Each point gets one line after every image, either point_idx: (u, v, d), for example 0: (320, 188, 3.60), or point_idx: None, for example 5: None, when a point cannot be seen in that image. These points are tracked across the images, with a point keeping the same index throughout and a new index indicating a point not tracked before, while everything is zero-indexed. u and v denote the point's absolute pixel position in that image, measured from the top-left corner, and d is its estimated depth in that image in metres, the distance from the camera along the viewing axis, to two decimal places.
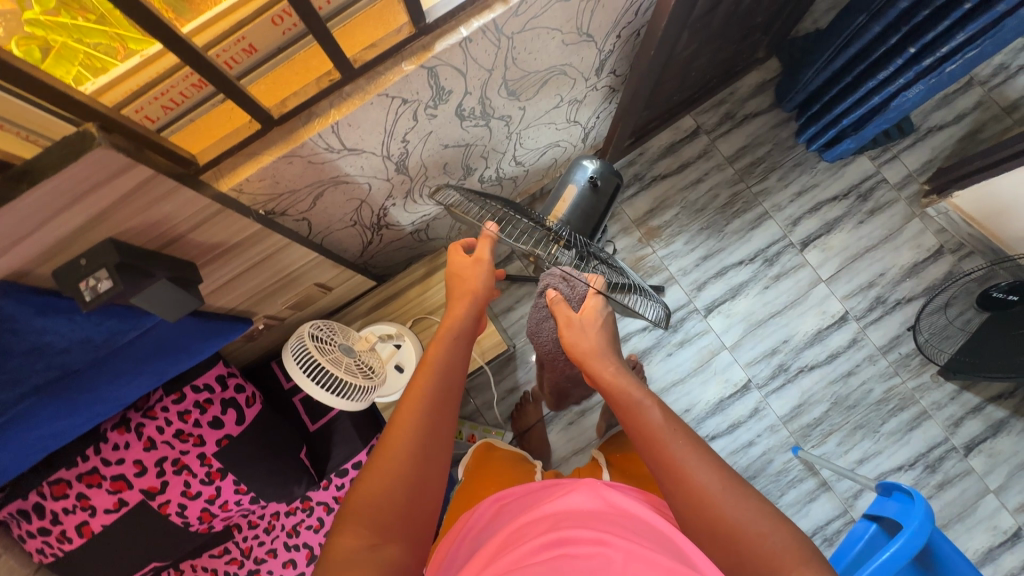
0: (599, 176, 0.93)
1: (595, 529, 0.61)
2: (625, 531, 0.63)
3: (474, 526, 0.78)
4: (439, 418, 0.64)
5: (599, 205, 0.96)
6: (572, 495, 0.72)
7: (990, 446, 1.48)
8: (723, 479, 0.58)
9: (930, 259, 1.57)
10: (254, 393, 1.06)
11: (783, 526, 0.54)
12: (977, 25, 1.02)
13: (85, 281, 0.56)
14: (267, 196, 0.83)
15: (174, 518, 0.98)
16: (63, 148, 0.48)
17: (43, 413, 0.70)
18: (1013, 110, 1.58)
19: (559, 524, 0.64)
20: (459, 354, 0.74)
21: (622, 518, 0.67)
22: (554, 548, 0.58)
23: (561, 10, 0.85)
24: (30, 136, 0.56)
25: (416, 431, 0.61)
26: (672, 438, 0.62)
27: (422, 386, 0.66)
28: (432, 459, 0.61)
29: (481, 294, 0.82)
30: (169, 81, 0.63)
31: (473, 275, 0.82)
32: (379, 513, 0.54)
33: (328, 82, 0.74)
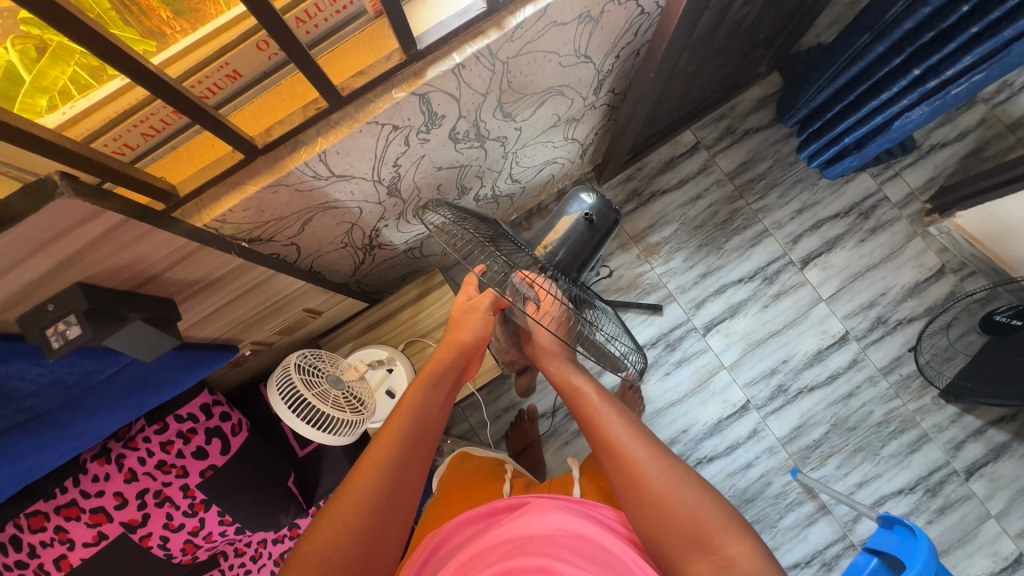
0: (595, 212, 0.89)
1: (547, 556, 0.58)
2: (579, 556, 0.60)
3: (434, 554, 0.70)
4: (411, 459, 0.63)
5: (591, 243, 0.91)
6: (526, 514, 0.67)
7: (992, 470, 1.46)
8: (661, 461, 0.67)
9: (931, 279, 1.55)
10: (241, 421, 1.02)
11: (707, 498, 0.63)
12: (983, 49, 1.00)
13: (53, 327, 0.53)
14: (253, 225, 0.80)
15: (156, 550, 0.95)
16: (25, 195, 0.45)
17: (14, 454, 0.67)
18: (1017, 128, 1.56)
19: (514, 550, 0.60)
20: (439, 404, 0.72)
21: (582, 544, 0.63)
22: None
23: (558, 33, 0.83)
24: (5, 170, 0.56)
25: (386, 466, 0.60)
26: (618, 428, 0.73)
27: (398, 424, 0.65)
28: (391, 512, 0.58)
29: (469, 346, 0.81)
30: (149, 107, 0.61)
31: (469, 324, 0.81)
32: (332, 569, 0.52)
33: (314, 111, 0.70)
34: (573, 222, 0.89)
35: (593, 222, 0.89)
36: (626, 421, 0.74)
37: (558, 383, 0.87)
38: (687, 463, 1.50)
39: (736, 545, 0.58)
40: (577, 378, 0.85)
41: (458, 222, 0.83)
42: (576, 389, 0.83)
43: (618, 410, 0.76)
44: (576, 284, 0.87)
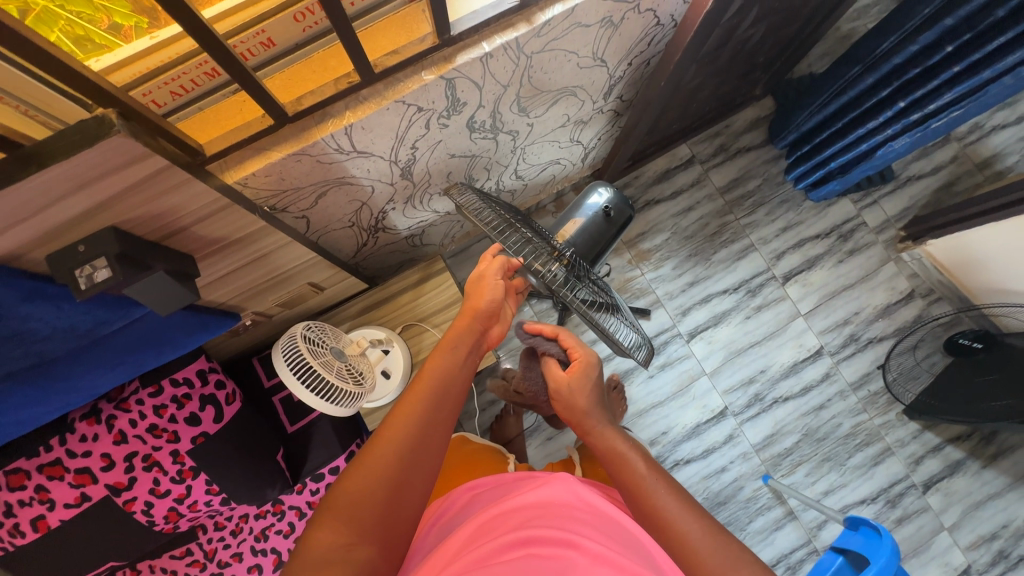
0: (613, 206, 0.94)
1: (564, 531, 0.58)
2: (594, 532, 0.59)
3: (446, 514, 0.73)
4: (432, 423, 0.61)
5: (607, 236, 0.95)
6: (542, 485, 0.65)
7: (947, 485, 1.54)
8: (717, 538, 0.53)
9: (902, 301, 1.64)
10: (235, 390, 1.03)
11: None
12: (964, 86, 1.07)
13: (81, 269, 0.54)
14: (271, 192, 0.81)
15: (139, 516, 0.94)
16: (79, 130, 0.46)
17: (12, 402, 0.67)
18: (985, 167, 1.67)
19: (530, 520, 0.59)
20: (462, 365, 0.70)
21: (596, 518, 0.63)
22: (520, 549, 0.54)
23: (581, 34, 0.87)
24: (18, 105, 0.55)
25: (411, 423, 0.60)
26: (661, 496, 0.57)
27: (423, 387, 0.64)
28: (418, 467, 0.58)
29: (483, 314, 0.76)
30: (182, 67, 0.61)
31: (483, 293, 0.77)
32: (358, 512, 0.53)
33: (346, 84, 0.73)
34: (591, 215, 0.93)
35: (610, 216, 0.94)
36: (672, 491, 0.58)
37: (597, 448, 0.67)
38: (665, 464, 1.54)
39: None
40: (622, 444, 0.65)
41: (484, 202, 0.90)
42: (618, 453, 0.64)
43: (670, 484, 0.59)
44: (588, 272, 0.91)
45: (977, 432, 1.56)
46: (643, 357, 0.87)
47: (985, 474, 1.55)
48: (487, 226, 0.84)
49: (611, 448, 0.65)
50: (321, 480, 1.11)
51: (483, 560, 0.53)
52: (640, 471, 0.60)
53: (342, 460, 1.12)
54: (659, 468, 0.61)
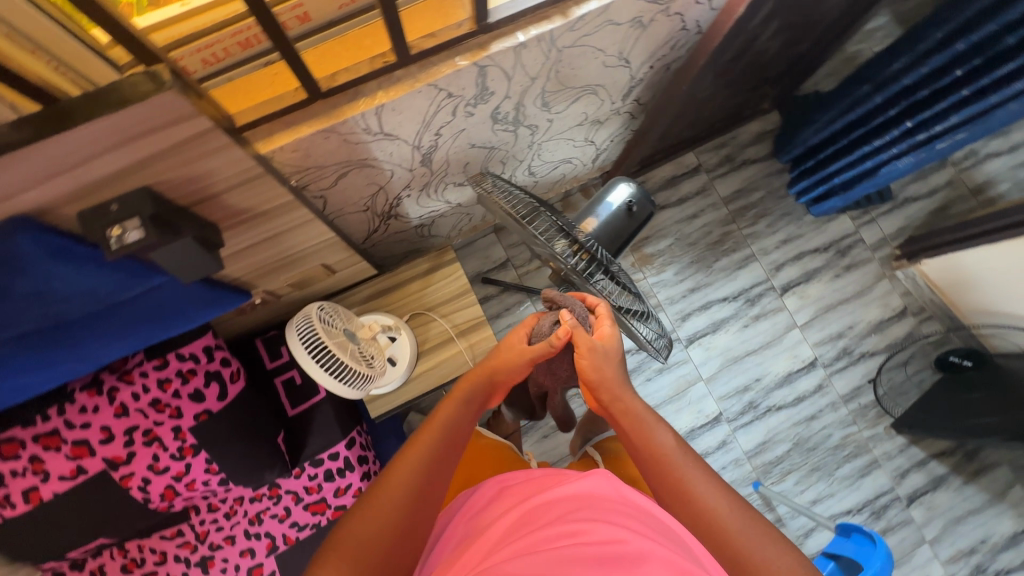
0: (636, 201, 0.95)
1: (615, 524, 0.50)
2: (646, 526, 0.53)
3: (470, 513, 0.68)
4: (438, 473, 0.63)
5: (628, 230, 0.97)
6: (584, 476, 0.59)
7: (930, 499, 1.58)
8: (746, 520, 0.56)
9: (894, 318, 1.68)
10: (239, 369, 1.01)
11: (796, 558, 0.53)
12: (971, 110, 1.10)
13: (112, 229, 0.53)
14: (295, 168, 0.80)
15: (135, 493, 0.92)
16: (138, 82, 0.46)
17: (18, 364, 0.67)
18: (979, 192, 1.72)
19: (572, 512, 0.53)
20: (469, 413, 0.72)
21: (643, 514, 0.56)
22: (565, 540, 0.48)
23: (611, 31, 0.88)
24: (50, 61, 0.54)
25: (415, 472, 0.61)
26: (690, 471, 0.62)
27: (431, 435, 0.66)
28: (422, 514, 0.60)
29: (500, 377, 0.76)
30: (217, 35, 0.60)
31: (507, 359, 0.75)
32: (361, 554, 0.54)
33: (382, 64, 0.73)
34: (615, 210, 0.94)
35: (632, 211, 0.95)
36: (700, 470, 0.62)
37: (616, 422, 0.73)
38: None
39: None
40: (645, 418, 0.70)
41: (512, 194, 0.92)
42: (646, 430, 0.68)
43: (699, 465, 0.63)
44: (611, 263, 0.88)
45: (960, 448, 1.61)
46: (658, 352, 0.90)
47: (966, 490, 1.59)
48: (513, 213, 0.85)
49: (631, 426, 0.70)
50: (320, 465, 1.10)
51: (526, 552, 0.47)
52: (665, 449, 0.64)
53: (342, 446, 1.11)
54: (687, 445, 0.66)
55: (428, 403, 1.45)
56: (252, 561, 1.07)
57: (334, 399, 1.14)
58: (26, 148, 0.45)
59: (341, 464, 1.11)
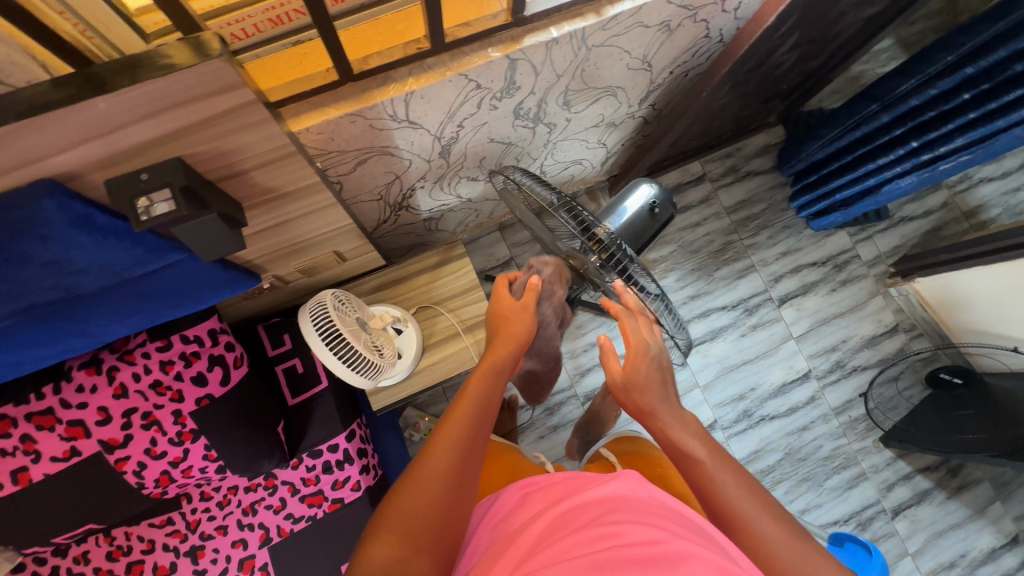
0: (659, 203, 0.96)
1: (652, 527, 0.50)
2: (684, 528, 0.52)
3: (495, 519, 0.67)
4: (475, 439, 0.63)
5: (649, 231, 0.97)
6: (614, 479, 0.59)
7: (914, 513, 1.61)
8: (784, 531, 0.55)
9: (886, 334, 1.71)
10: (242, 354, 0.99)
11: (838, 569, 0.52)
12: (976, 133, 1.13)
13: (141, 200, 0.52)
14: (317, 150, 0.79)
15: (129, 477, 0.89)
16: (182, 47, 0.45)
17: (17, 339, 0.64)
18: (971, 216, 1.77)
19: (609, 513, 0.53)
20: (497, 387, 0.74)
21: (676, 514, 0.55)
22: (604, 542, 0.48)
23: (639, 34, 0.88)
24: (78, 23, 0.52)
25: (456, 439, 0.61)
26: (722, 478, 0.62)
27: (466, 406, 0.67)
28: (465, 483, 0.59)
29: (522, 339, 0.84)
30: (248, 10, 0.58)
31: (519, 320, 0.85)
32: (413, 522, 0.52)
33: (415, 50, 0.72)
34: (639, 210, 0.94)
35: (655, 212, 0.96)
36: (733, 477, 0.62)
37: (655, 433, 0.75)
38: None
39: None
40: (677, 431, 0.71)
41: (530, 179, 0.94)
42: (676, 441, 0.70)
43: (733, 470, 0.63)
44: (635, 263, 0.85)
45: (944, 464, 1.64)
46: (681, 339, 0.90)
47: (949, 505, 1.62)
48: (527, 207, 0.91)
49: (666, 436, 0.72)
50: (318, 457, 1.08)
51: (563, 557, 0.48)
52: (700, 457, 0.65)
53: (342, 438, 1.09)
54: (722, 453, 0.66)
55: (426, 399, 1.43)
56: (244, 552, 1.04)
57: (335, 389, 1.12)
58: (64, 107, 0.44)
59: (341, 456, 1.09)
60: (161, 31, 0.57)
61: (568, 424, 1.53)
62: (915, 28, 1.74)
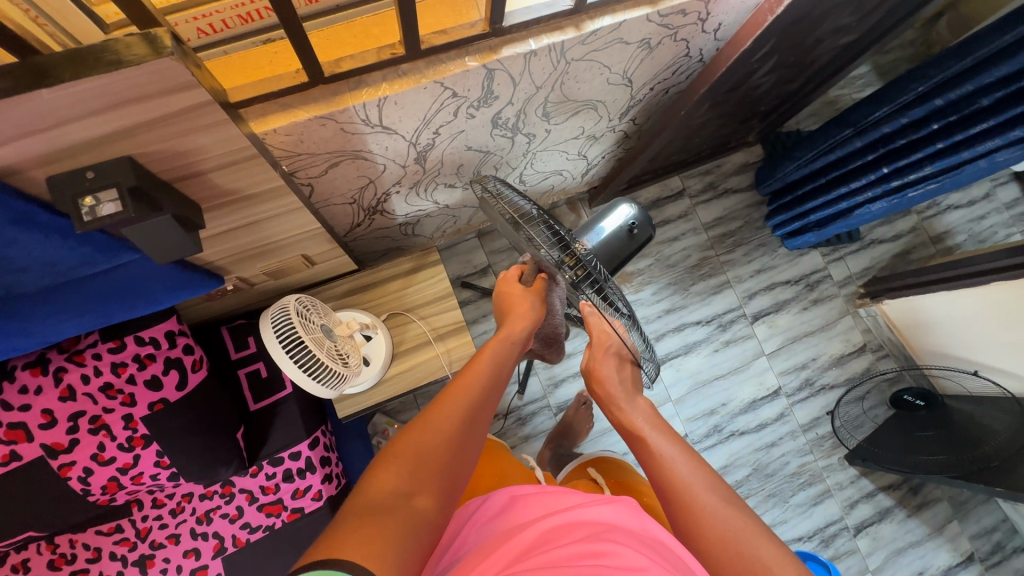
0: (637, 225, 0.95)
1: (637, 555, 0.48)
2: (667, 561, 0.50)
3: (477, 522, 0.64)
4: (485, 397, 0.63)
5: (625, 251, 0.97)
6: (606, 503, 0.56)
7: (875, 530, 1.64)
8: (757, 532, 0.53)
9: (854, 353, 1.74)
10: (202, 357, 0.96)
11: (783, 550, 0.51)
12: (943, 162, 1.16)
13: (84, 199, 0.50)
14: (285, 152, 0.76)
15: (73, 484, 0.85)
16: (135, 42, 0.43)
17: None
18: (938, 241, 1.82)
19: (596, 534, 0.50)
20: (510, 358, 0.75)
21: (659, 545, 0.53)
22: (587, 561, 0.46)
23: (620, 50, 0.88)
24: (28, 9, 0.49)
25: (467, 394, 0.62)
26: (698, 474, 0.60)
27: (478, 367, 0.68)
28: (472, 434, 0.59)
29: (528, 314, 0.83)
30: (217, 5, 0.56)
31: (524, 298, 0.85)
32: (423, 457, 0.52)
33: (389, 55, 0.70)
34: (617, 229, 0.94)
35: (633, 233, 0.96)
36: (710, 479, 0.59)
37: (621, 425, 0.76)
38: None
39: None
40: (639, 418, 0.74)
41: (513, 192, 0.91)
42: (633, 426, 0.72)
43: (681, 448, 0.63)
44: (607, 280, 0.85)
45: (906, 483, 1.68)
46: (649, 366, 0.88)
47: (910, 523, 1.66)
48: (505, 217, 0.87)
49: (627, 421, 0.75)
50: (279, 464, 1.05)
51: (544, 568, 0.45)
52: (652, 439, 0.67)
53: (305, 446, 1.06)
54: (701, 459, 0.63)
55: (396, 406, 1.40)
56: (196, 562, 1.00)
57: (300, 396, 1.09)
58: (2, 99, 0.41)
59: (302, 465, 1.06)
60: (120, 23, 0.56)
61: (540, 434, 1.52)
62: (890, 57, 1.79)
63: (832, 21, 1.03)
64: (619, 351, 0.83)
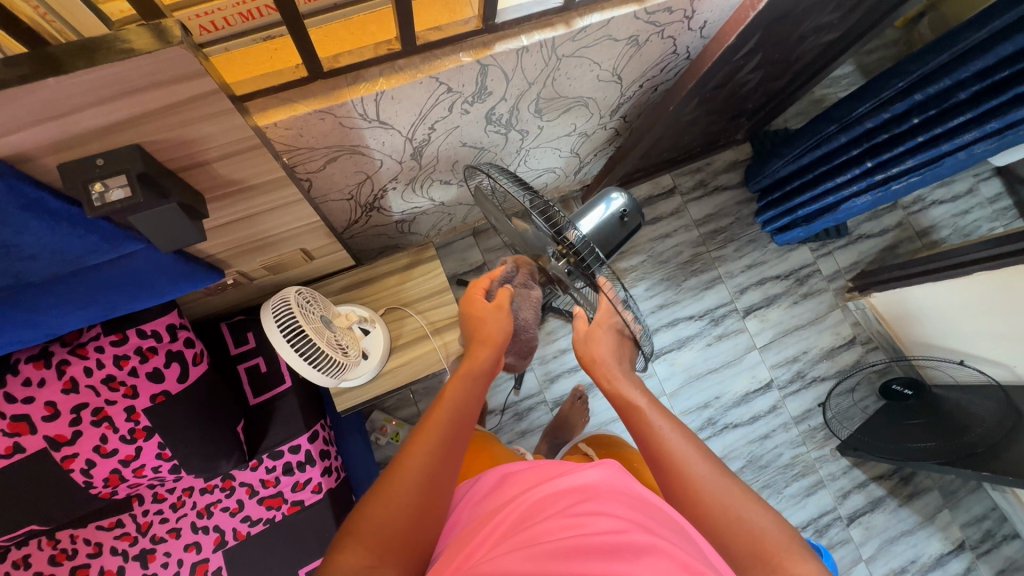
0: (627, 212, 0.98)
1: (619, 518, 0.49)
2: (652, 519, 0.51)
3: (471, 501, 0.67)
4: (452, 442, 0.60)
5: (617, 237, 1.00)
6: (591, 466, 0.57)
7: (868, 519, 1.66)
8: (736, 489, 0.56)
9: (844, 346, 1.77)
10: (202, 351, 0.97)
11: (772, 510, 0.55)
12: (924, 155, 1.20)
13: (96, 185, 0.52)
14: (285, 146, 0.78)
15: (76, 476, 0.86)
16: (143, 33, 0.45)
17: None
18: (924, 235, 1.86)
19: (579, 501, 0.52)
20: (479, 394, 0.70)
21: (645, 502, 0.55)
22: (569, 530, 0.47)
23: (609, 46, 0.91)
24: (38, 6, 0.51)
25: (427, 449, 0.58)
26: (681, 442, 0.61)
27: (443, 409, 0.64)
28: (440, 488, 0.56)
29: (499, 338, 0.79)
30: (219, 2, 0.58)
31: (494, 320, 0.82)
32: (385, 531, 0.51)
33: (386, 51, 0.73)
34: (610, 217, 0.97)
35: (624, 220, 0.98)
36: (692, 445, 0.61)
37: (614, 396, 0.75)
38: None
39: (800, 564, 0.50)
40: (630, 389, 0.74)
41: (507, 176, 0.92)
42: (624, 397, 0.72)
43: (673, 423, 0.64)
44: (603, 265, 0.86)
45: (897, 472, 1.71)
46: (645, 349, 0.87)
47: (901, 512, 1.68)
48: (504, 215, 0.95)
49: (617, 392, 0.75)
50: (279, 457, 1.06)
51: (527, 545, 0.46)
52: (644, 410, 0.67)
53: (305, 439, 1.07)
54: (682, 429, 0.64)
55: (393, 402, 1.42)
56: (197, 556, 1.01)
57: (300, 389, 1.10)
58: (18, 86, 0.43)
59: (302, 458, 1.07)
60: (125, 20, 0.58)
61: (536, 429, 1.54)
62: (874, 57, 1.84)
63: (813, 19, 1.07)
64: (621, 330, 0.84)
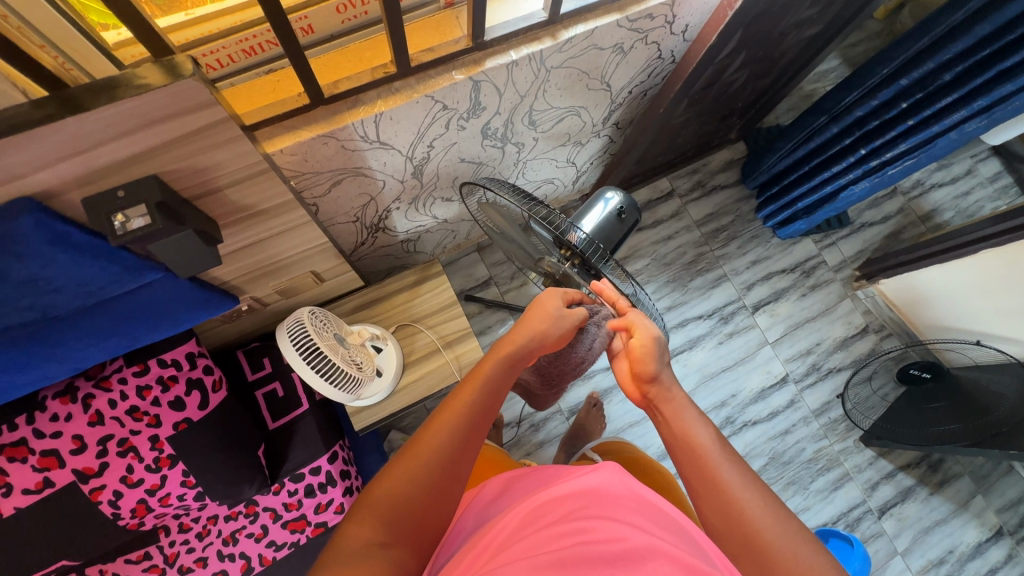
0: (625, 209, 1.00)
1: (625, 527, 0.50)
2: (658, 528, 0.53)
3: (476, 506, 0.68)
4: (473, 429, 0.59)
5: (618, 234, 1.01)
6: (598, 471, 0.59)
7: (900, 510, 1.63)
8: (773, 514, 0.53)
9: (857, 335, 1.76)
10: (221, 378, 0.99)
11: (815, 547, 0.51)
12: (915, 138, 1.21)
13: (117, 215, 0.55)
14: (292, 171, 0.82)
15: (104, 507, 0.88)
16: (156, 70, 0.49)
17: None
18: (926, 219, 1.85)
19: (583, 510, 0.52)
20: (507, 380, 0.67)
21: (652, 509, 0.57)
22: (575, 536, 0.48)
23: (596, 55, 0.95)
24: (58, 56, 0.55)
25: (446, 433, 0.57)
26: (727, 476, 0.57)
27: (469, 394, 0.61)
28: (457, 471, 0.55)
29: (549, 339, 0.72)
30: (222, 41, 0.62)
31: (549, 318, 0.73)
32: (395, 510, 0.50)
33: (382, 74, 0.76)
34: (609, 216, 0.99)
35: (622, 217, 1.00)
36: (738, 478, 0.57)
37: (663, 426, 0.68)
38: None
39: None
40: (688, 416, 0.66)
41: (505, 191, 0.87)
42: (681, 422, 0.65)
43: (731, 458, 0.59)
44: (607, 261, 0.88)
45: (924, 460, 1.68)
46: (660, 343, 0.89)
47: (933, 501, 1.65)
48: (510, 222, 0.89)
49: (664, 417, 0.68)
50: (300, 480, 1.06)
51: (530, 552, 0.47)
52: (703, 440, 0.61)
53: (325, 460, 1.08)
54: (734, 458, 0.59)
55: (410, 421, 1.43)
56: None
57: (317, 411, 1.11)
58: (46, 124, 0.46)
59: (323, 479, 1.08)
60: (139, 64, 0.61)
61: (554, 439, 1.54)
62: (857, 50, 1.88)
63: (792, 15, 1.10)
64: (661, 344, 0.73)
